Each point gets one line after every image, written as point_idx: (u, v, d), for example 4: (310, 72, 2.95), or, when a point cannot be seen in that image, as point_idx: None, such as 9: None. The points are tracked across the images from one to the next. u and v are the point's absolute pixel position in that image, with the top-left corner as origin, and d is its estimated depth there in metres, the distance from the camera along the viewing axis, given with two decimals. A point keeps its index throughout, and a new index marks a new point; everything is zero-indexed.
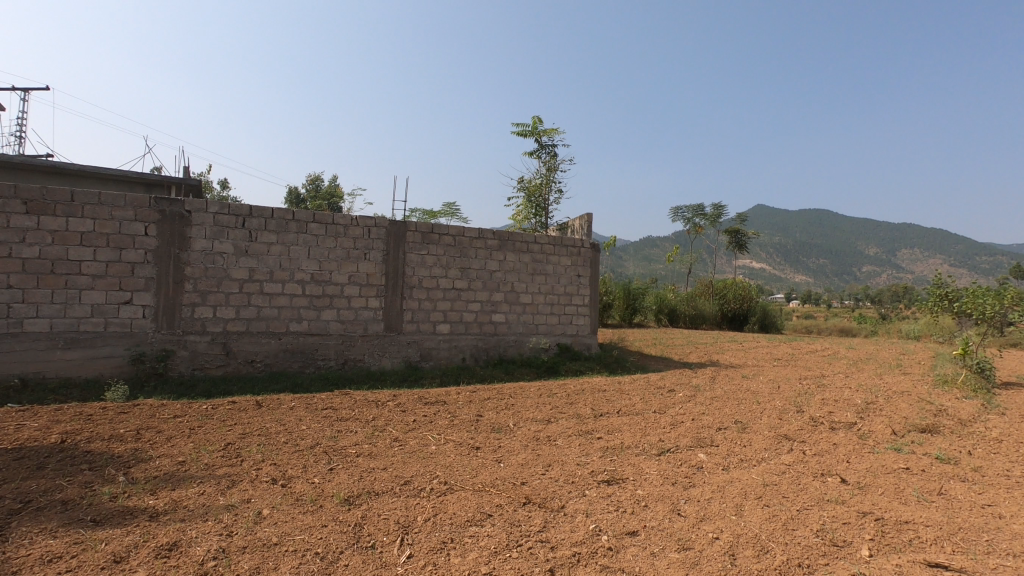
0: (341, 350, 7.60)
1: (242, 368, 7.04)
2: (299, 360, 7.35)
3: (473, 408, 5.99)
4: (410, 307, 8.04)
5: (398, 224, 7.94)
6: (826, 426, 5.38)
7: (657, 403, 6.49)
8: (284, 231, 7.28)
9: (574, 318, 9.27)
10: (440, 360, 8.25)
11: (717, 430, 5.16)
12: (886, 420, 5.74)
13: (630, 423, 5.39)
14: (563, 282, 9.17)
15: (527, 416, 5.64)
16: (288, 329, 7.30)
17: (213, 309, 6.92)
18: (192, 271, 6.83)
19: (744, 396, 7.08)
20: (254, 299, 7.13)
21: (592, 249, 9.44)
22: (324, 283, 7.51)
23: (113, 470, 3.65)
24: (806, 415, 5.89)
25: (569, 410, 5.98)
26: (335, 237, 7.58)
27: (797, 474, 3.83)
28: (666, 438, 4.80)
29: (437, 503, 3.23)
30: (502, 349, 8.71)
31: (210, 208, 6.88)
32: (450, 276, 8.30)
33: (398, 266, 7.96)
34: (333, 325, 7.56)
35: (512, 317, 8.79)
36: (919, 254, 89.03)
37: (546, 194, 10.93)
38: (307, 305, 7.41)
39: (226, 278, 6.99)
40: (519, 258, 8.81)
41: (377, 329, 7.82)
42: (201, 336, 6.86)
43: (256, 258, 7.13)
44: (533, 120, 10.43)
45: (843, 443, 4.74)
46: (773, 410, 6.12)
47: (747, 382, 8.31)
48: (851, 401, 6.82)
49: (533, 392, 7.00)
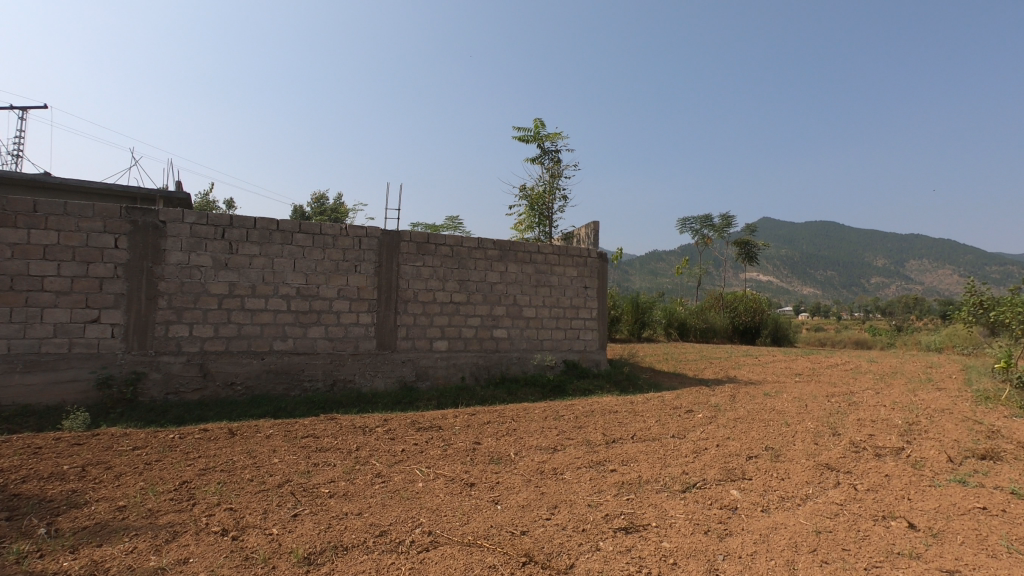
0: (329, 370, 7.03)
1: (221, 391, 6.48)
2: (283, 381, 6.78)
3: (470, 435, 5.38)
4: (405, 323, 7.48)
5: (391, 234, 7.41)
6: (870, 454, 4.73)
7: (675, 426, 5.86)
8: (268, 242, 6.76)
9: (581, 332, 8.68)
10: (438, 380, 7.64)
11: (747, 459, 4.52)
12: (936, 444, 5.09)
13: (646, 451, 4.78)
14: (569, 294, 8.59)
15: (530, 443, 5.04)
16: (272, 348, 6.75)
17: (190, 327, 6.38)
18: (166, 285, 6.30)
19: (771, 417, 6.44)
20: (235, 315, 6.59)
21: (600, 259, 8.88)
22: (311, 298, 6.97)
23: (36, 521, 3.07)
24: (844, 439, 5.25)
25: (577, 435, 5.37)
26: (323, 248, 7.05)
27: (853, 518, 3.19)
28: (689, 470, 4.18)
29: (418, 564, 2.63)
30: (505, 367, 8.09)
31: (186, 218, 6.38)
32: (447, 289, 7.74)
33: (391, 278, 7.42)
34: (321, 343, 7.00)
35: (515, 332, 8.20)
36: (930, 264, 87.67)
37: (550, 202, 10.40)
38: (292, 321, 6.86)
39: (204, 292, 6.46)
40: (521, 269, 8.25)
41: (369, 346, 7.25)
42: (176, 357, 6.31)
43: (237, 271, 6.61)
44: (535, 124, 9.92)
45: (896, 475, 4.09)
46: (807, 434, 5.46)
47: (771, 400, 7.66)
48: (890, 422, 6.15)
49: (538, 414, 6.38)
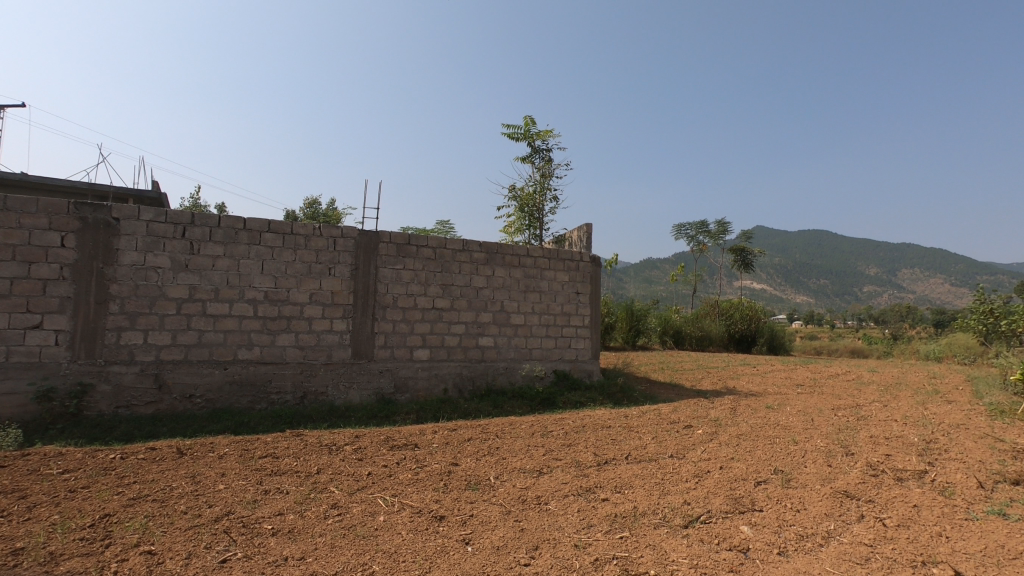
0: (300, 381, 6.50)
1: (178, 405, 5.94)
2: (248, 394, 6.24)
3: (447, 455, 4.85)
4: (383, 330, 6.96)
5: (369, 235, 6.90)
6: (891, 478, 4.24)
7: (673, 444, 5.35)
8: (233, 242, 6.24)
9: (573, 341, 8.19)
10: (418, 392, 7.12)
11: (756, 486, 4.01)
12: (962, 466, 4.60)
13: (642, 475, 4.28)
14: (560, 300, 8.11)
15: (514, 465, 4.52)
16: (236, 358, 6.21)
17: (145, 334, 5.84)
18: (118, 289, 5.77)
19: (776, 433, 5.93)
20: (195, 322, 6.05)
21: (592, 263, 8.41)
22: (280, 303, 6.45)
23: None
24: (859, 461, 4.76)
25: (566, 455, 4.86)
26: (294, 249, 6.53)
27: (887, 565, 2.70)
28: (691, 499, 3.68)
29: None
30: (491, 378, 7.58)
31: (143, 215, 5.86)
32: (429, 294, 7.23)
33: (369, 282, 6.90)
34: (290, 352, 6.47)
35: (502, 341, 7.70)
36: (923, 272, 87.87)
37: (541, 203, 9.95)
38: (259, 328, 6.33)
39: (161, 296, 5.93)
40: (509, 273, 7.75)
41: (343, 356, 6.72)
42: (128, 367, 5.77)
43: (198, 274, 6.08)
44: (525, 121, 9.45)
45: (926, 505, 3.59)
46: (818, 455, 4.97)
47: (773, 414, 7.16)
48: (905, 440, 5.66)
49: (524, 430, 5.87)
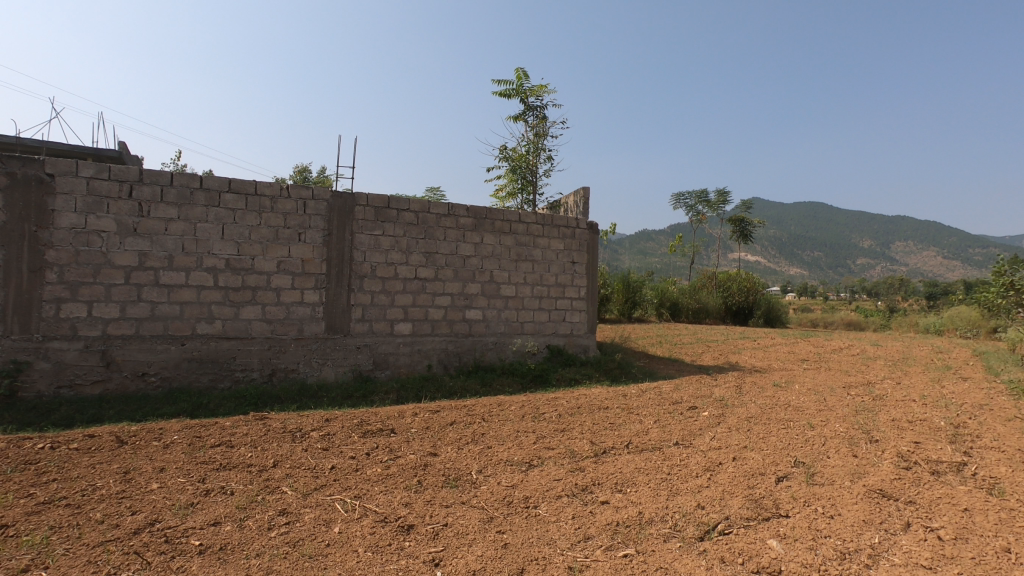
0: (267, 358, 5.92)
1: (130, 384, 5.36)
2: (208, 372, 5.66)
3: (425, 443, 4.30)
4: (360, 302, 6.34)
5: (343, 197, 6.23)
6: (928, 474, 3.72)
7: (678, 429, 4.81)
8: (188, 203, 5.56)
9: (568, 314, 7.62)
10: (400, 369, 6.55)
11: (778, 484, 3.48)
12: (1002, 457, 4.09)
13: (645, 468, 3.75)
14: (554, 270, 7.50)
15: (500, 456, 3.98)
16: (194, 332, 5.61)
17: (89, 307, 5.22)
18: (56, 255, 5.12)
19: (789, 416, 5.42)
20: (147, 293, 5.42)
21: (590, 230, 7.77)
22: (244, 272, 5.80)
23: None
24: (886, 450, 4.24)
25: (559, 443, 4.32)
26: (259, 212, 5.87)
27: None
28: (706, 500, 3.15)
29: None
30: (479, 354, 7.02)
31: (82, 172, 5.18)
32: (411, 263, 6.60)
33: (344, 249, 6.25)
34: (256, 326, 5.87)
35: (491, 314, 7.11)
36: (918, 245, 87.66)
37: (534, 165, 9.24)
38: (220, 299, 5.70)
39: (107, 264, 5.28)
40: (499, 240, 7.11)
41: (316, 330, 6.13)
42: (70, 343, 5.17)
43: (148, 239, 5.42)
44: (518, 75, 8.67)
45: (978, 508, 3.08)
46: (840, 443, 4.45)
47: (782, 393, 6.66)
48: (930, 424, 5.15)
49: (513, 412, 5.33)
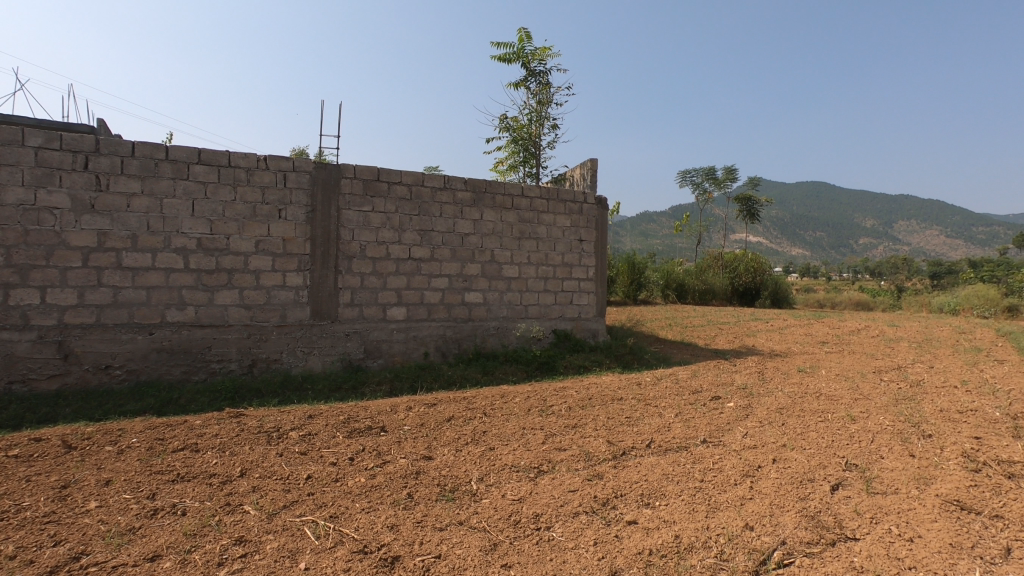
0: (247, 348, 5.37)
1: (92, 378, 4.83)
2: (180, 363, 5.12)
3: (418, 445, 3.76)
4: (349, 285, 5.78)
5: (328, 168, 5.63)
6: (1008, 480, 3.15)
7: (704, 425, 4.27)
8: (153, 176, 4.97)
9: (576, 296, 7.06)
10: (393, 357, 6.02)
11: (834, 494, 2.94)
12: None
13: (674, 474, 3.20)
14: (561, 248, 6.92)
15: (505, 460, 3.43)
16: (164, 320, 5.06)
17: (42, 293, 4.67)
18: (3, 235, 4.56)
19: (824, 407, 4.86)
20: (109, 276, 4.86)
21: (598, 206, 7.16)
22: (218, 253, 5.23)
23: None
24: (949, 449, 3.68)
25: (572, 443, 3.77)
26: (233, 186, 5.27)
27: None
28: (755, 518, 2.61)
29: None
30: (479, 341, 6.47)
31: (28, 140, 4.59)
32: (404, 241, 6.02)
33: (329, 227, 5.66)
34: (233, 313, 5.32)
35: (493, 297, 6.54)
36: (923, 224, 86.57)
37: (537, 135, 8.61)
38: (192, 284, 5.14)
39: (61, 245, 4.72)
40: (500, 216, 6.52)
41: (300, 317, 5.58)
42: (22, 333, 4.63)
43: (107, 216, 4.84)
44: (519, 36, 7.99)
45: None
46: (891, 440, 3.90)
47: (809, 380, 6.11)
48: (984, 415, 4.59)
49: (518, 405, 4.78)
